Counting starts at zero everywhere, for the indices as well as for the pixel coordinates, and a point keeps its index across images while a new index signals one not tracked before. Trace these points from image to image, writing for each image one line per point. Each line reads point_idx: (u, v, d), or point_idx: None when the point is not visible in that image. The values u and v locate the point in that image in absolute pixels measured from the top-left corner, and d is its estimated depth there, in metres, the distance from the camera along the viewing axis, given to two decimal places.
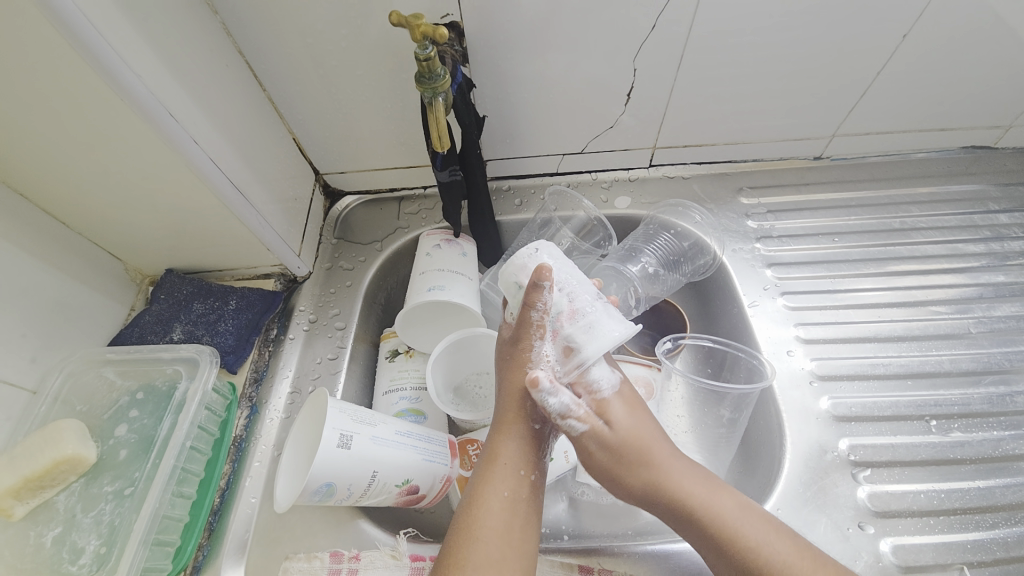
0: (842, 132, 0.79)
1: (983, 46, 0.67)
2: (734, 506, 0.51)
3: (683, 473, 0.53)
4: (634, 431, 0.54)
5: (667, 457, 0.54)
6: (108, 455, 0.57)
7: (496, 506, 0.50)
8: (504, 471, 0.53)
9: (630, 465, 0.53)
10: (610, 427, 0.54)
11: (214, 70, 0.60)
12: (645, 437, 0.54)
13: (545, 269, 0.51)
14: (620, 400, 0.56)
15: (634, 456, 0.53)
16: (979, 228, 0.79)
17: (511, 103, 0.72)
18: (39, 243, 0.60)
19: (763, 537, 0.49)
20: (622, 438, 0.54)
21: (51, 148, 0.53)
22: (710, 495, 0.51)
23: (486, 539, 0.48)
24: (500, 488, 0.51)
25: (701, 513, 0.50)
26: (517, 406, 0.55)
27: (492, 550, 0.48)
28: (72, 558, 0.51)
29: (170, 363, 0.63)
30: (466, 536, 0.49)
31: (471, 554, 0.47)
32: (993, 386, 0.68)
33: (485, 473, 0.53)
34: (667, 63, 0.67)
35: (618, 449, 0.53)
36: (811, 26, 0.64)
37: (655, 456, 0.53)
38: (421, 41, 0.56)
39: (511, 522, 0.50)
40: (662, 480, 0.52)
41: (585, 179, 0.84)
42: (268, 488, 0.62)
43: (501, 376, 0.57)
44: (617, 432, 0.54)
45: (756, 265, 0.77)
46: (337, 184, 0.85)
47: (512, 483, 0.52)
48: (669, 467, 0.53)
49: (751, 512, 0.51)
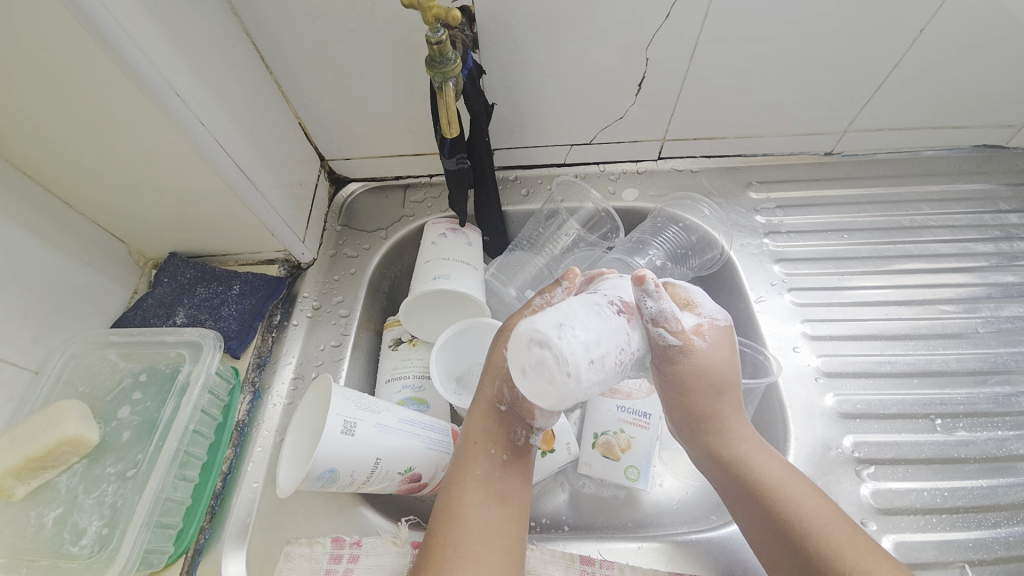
0: (854, 128, 0.78)
1: (1001, 43, 0.66)
2: (779, 468, 0.52)
3: (743, 424, 0.55)
4: (717, 360, 0.53)
5: (731, 402, 0.55)
6: (110, 437, 0.57)
7: (469, 483, 0.52)
8: (476, 451, 0.54)
9: (703, 392, 0.53)
10: (701, 348, 0.52)
11: (220, 51, 0.59)
12: (728, 375, 0.54)
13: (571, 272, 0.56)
14: (717, 337, 0.53)
15: (710, 386, 0.53)
16: (989, 228, 0.78)
17: (521, 91, 0.71)
18: (42, 223, 0.59)
19: (800, 495, 0.50)
20: (706, 360, 0.52)
21: (55, 127, 0.53)
22: (758, 449, 0.53)
23: (463, 517, 0.49)
24: (474, 467, 0.53)
25: (747, 465, 0.52)
26: (489, 388, 0.56)
27: (468, 529, 0.49)
28: (73, 539, 0.51)
29: (173, 346, 0.63)
30: (443, 517, 0.50)
31: (448, 535, 0.48)
32: (998, 386, 0.68)
33: (463, 452, 0.54)
34: (680, 54, 0.66)
35: (700, 372, 0.52)
36: (827, 18, 0.63)
37: (727, 395, 0.54)
38: (433, 24, 0.54)
39: (485, 501, 0.51)
40: (724, 419, 0.54)
41: (592, 170, 0.84)
42: (269, 473, 0.62)
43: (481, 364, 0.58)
44: (704, 355, 0.52)
45: (763, 261, 0.77)
46: (342, 170, 0.84)
47: (483, 463, 0.53)
48: (731, 411, 0.54)
49: (798, 482, 0.51)
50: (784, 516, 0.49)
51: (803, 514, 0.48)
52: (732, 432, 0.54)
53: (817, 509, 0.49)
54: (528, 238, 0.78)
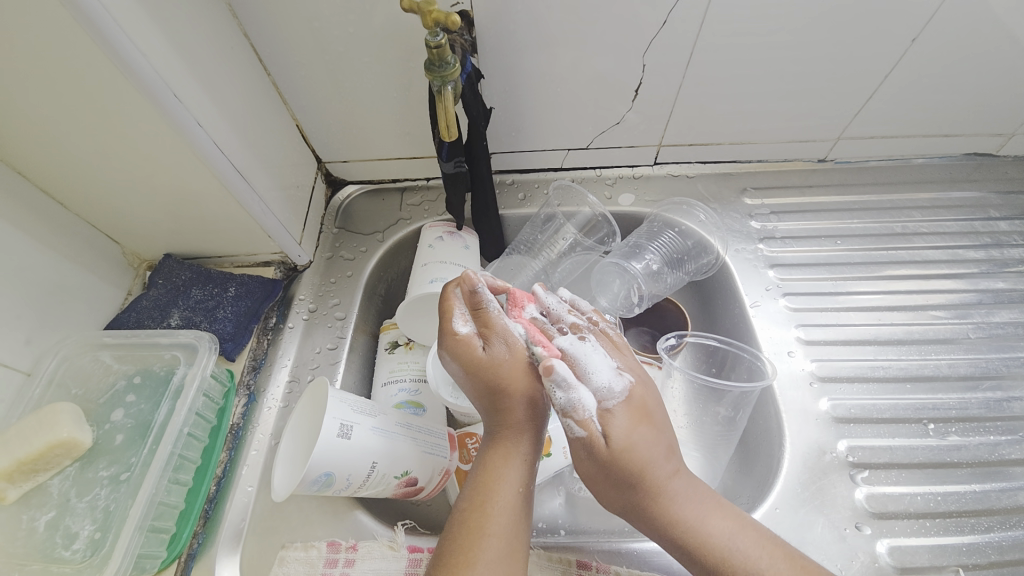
0: (847, 136, 0.79)
1: (990, 54, 0.67)
2: (728, 534, 0.48)
3: (683, 493, 0.49)
4: (632, 446, 0.48)
5: (664, 477, 0.48)
6: (103, 440, 0.56)
7: (509, 498, 0.48)
8: (513, 468, 0.50)
9: (630, 463, 0.48)
10: (608, 437, 0.49)
11: (220, 53, 0.59)
12: (643, 456, 0.48)
13: (468, 275, 0.54)
14: (625, 411, 0.50)
15: (626, 472, 0.48)
16: (980, 235, 0.79)
17: (519, 96, 0.71)
18: (36, 223, 0.59)
19: (758, 562, 0.47)
20: (618, 452, 0.48)
21: (52, 126, 0.52)
22: (701, 520, 0.48)
23: (498, 533, 0.46)
24: (512, 481, 0.49)
25: (694, 535, 0.48)
26: (521, 403, 0.52)
27: (500, 546, 0.45)
28: (65, 544, 0.51)
29: (167, 348, 0.63)
30: (472, 531, 0.46)
31: (476, 552, 0.44)
32: (990, 391, 0.68)
33: (490, 464, 0.50)
34: (676, 61, 0.67)
35: (610, 462, 0.48)
36: (822, 27, 0.64)
37: (649, 475, 0.48)
38: (432, 28, 0.55)
39: (519, 517, 0.48)
40: (655, 498, 0.48)
41: (589, 175, 0.84)
42: (264, 477, 0.62)
43: (491, 379, 0.52)
44: (613, 444, 0.48)
45: (758, 266, 0.77)
46: (339, 173, 0.84)
47: (525, 479, 0.50)
48: (663, 487, 0.48)
49: (746, 543, 0.47)
50: None
51: None
52: (666, 508, 0.49)
53: (779, 572, 0.46)
54: (525, 242, 0.78)
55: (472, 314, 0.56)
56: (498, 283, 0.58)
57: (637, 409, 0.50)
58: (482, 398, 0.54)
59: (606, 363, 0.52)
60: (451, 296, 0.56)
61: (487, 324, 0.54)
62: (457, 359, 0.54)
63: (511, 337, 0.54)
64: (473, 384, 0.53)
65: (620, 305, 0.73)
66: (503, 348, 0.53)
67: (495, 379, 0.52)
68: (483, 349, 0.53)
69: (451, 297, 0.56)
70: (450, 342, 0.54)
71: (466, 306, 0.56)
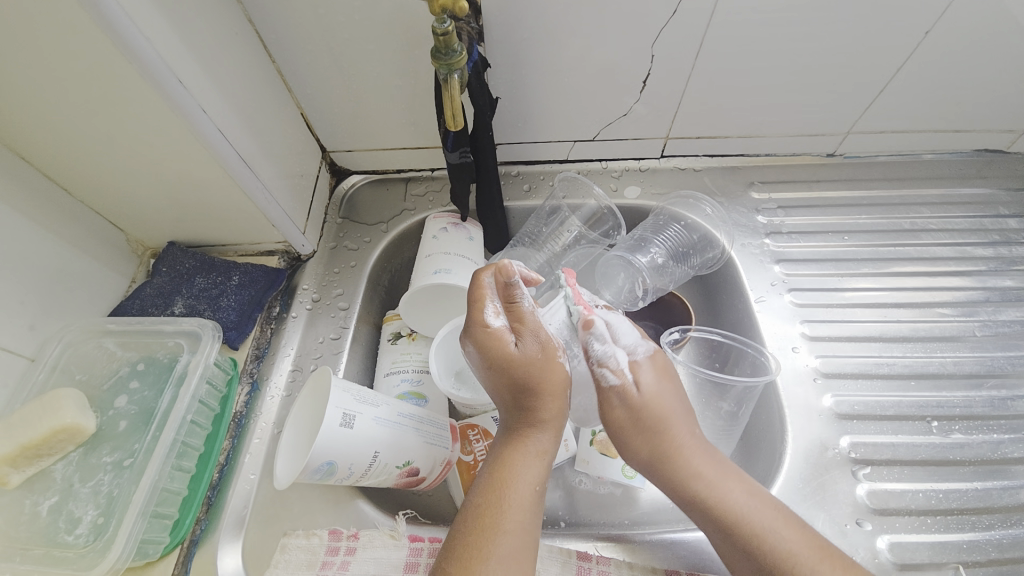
0: (857, 130, 0.78)
1: (1005, 48, 0.66)
2: (744, 497, 0.49)
3: (701, 451, 0.52)
4: (657, 395, 0.54)
5: (686, 431, 0.53)
6: (107, 426, 0.56)
7: (525, 493, 0.48)
8: (530, 465, 0.50)
9: (655, 408, 0.53)
10: (638, 387, 0.54)
11: (224, 39, 0.59)
12: (665, 406, 0.54)
13: (508, 266, 0.53)
14: (651, 365, 0.56)
15: (650, 419, 0.53)
16: (988, 232, 0.79)
17: (525, 86, 0.71)
18: (40, 208, 0.59)
19: (774, 525, 0.47)
20: (647, 399, 0.53)
21: (56, 111, 0.52)
22: (721, 480, 0.50)
23: (512, 529, 0.46)
24: (529, 478, 0.49)
25: (711, 488, 0.50)
26: (546, 399, 0.52)
27: (514, 542, 0.45)
28: (69, 528, 0.51)
29: (171, 336, 0.63)
30: (485, 526, 0.46)
31: (490, 546, 0.45)
32: (994, 390, 0.68)
33: (507, 459, 0.50)
34: (685, 52, 0.66)
35: (637, 408, 0.53)
36: (834, 18, 0.63)
37: (670, 424, 0.53)
38: (440, 14, 0.54)
39: (533, 514, 0.48)
40: (677, 451, 0.52)
41: (595, 167, 0.84)
42: (267, 465, 0.62)
43: (521, 374, 0.52)
44: (642, 393, 0.54)
45: (764, 261, 0.77)
46: (343, 162, 0.84)
47: (541, 475, 0.50)
48: (683, 441, 0.52)
49: (763, 513, 0.48)
50: (756, 545, 0.47)
51: (779, 552, 0.46)
52: (685, 462, 0.51)
53: (795, 542, 0.47)
54: (529, 234, 0.78)
55: (504, 307, 0.55)
56: (531, 276, 0.57)
57: (659, 367, 0.57)
58: (505, 393, 0.54)
59: (634, 329, 0.57)
60: (484, 286, 0.55)
61: (519, 319, 0.54)
62: (485, 351, 0.53)
63: (543, 335, 0.53)
64: (498, 378, 0.53)
65: (623, 298, 0.73)
66: (534, 345, 0.53)
67: (523, 376, 0.52)
68: (515, 345, 0.53)
69: (483, 286, 0.55)
70: (481, 334, 0.53)
71: (499, 298, 0.55)
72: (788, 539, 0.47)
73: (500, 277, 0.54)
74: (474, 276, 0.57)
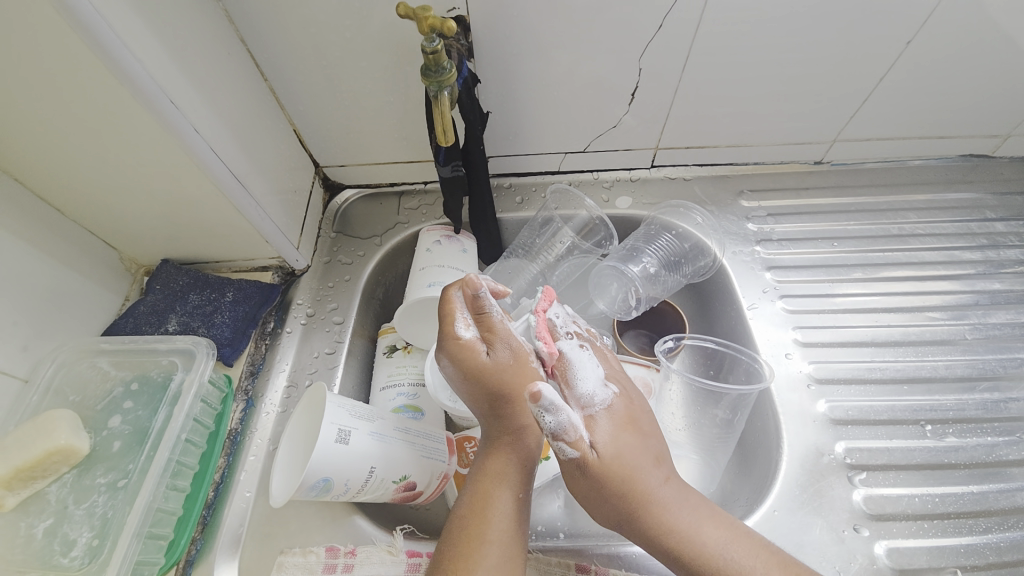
0: (843, 138, 0.79)
1: (984, 56, 0.67)
2: (722, 543, 0.47)
3: (675, 501, 0.49)
4: (618, 452, 0.49)
5: (654, 485, 0.49)
6: (101, 447, 0.56)
7: (510, 500, 0.49)
8: (514, 472, 0.50)
9: (619, 470, 0.49)
10: (595, 447, 0.49)
11: (217, 58, 0.60)
12: (631, 465, 0.49)
13: (473, 280, 0.54)
14: (608, 418, 0.51)
15: (617, 484, 0.49)
16: (976, 236, 0.80)
17: (516, 100, 0.72)
18: (33, 229, 0.59)
19: (754, 570, 0.46)
20: (607, 462, 0.49)
21: (52, 132, 0.52)
22: (696, 528, 0.48)
23: (497, 537, 0.46)
24: (513, 486, 0.50)
25: (687, 540, 0.48)
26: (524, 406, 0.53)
27: (498, 550, 0.46)
28: (63, 551, 0.51)
29: (165, 354, 0.63)
30: (470, 534, 0.46)
31: (476, 557, 0.45)
32: (987, 392, 0.68)
33: (490, 469, 0.51)
34: (672, 64, 0.67)
35: (602, 477, 0.49)
36: (816, 30, 0.64)
37: (637, 483, 0.49)
38: (428, 33, 0.55)
39: (518, 521, 0.48)
40: (648, 509, 0.48)
41: (586, 178, 0.84)
42: (262, 482, 0.62)
43: (500, 381, 0.53)
44: (601, 454, 0.49)
45: (755, 268, 0.77)
46: (337, 177, 0.84)
47: (525, 484, 0.50)
48: (654, 495, 0.49)
49: (743, 554, 0.47)
50: None
51: None
52: (657, 518, 0.48)
53: None
54: (523, 245, 0.78)
55: (475, 319, 0.56)
56: (499, 288, 0.59)
57: (621, 417, 0.52)
58: (483, 403, 0.54)
59: (594, 371, 0.54)
60: (454, 301, 0.56)
61: (490, 329, 0.55)
62: (460, 364, 0.54)
63: (513, 342, 0.55)
64: (474, 389, 0.54)
65: (617, 307, 0.73)
66: (506, 352, 0.55)
67: (501, 383, 0.53)
68: (487, 354, 0.54)
69: (453, 301, 0.56)
70: (453, 347, 0.54)
71: (469, 311, 0.56)
72: None
73: (467, 292, 0.55)
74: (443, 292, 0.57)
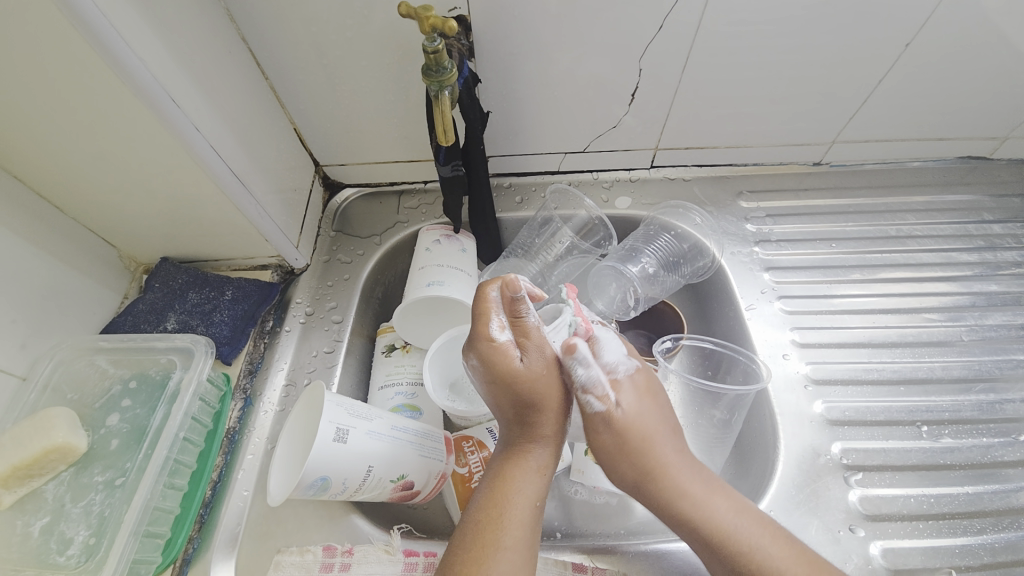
0: (841, 139, 0.79)
1: (983, 58, 0.67)
2: (732, 513, 0.50)
3: (687, 470, 0.52)
4: (638, 415, 0.53)
5: (669, 452, 0.53)
6: (99, 445, 0.56)
7: (526, 505, 0.49)
8: (530, 476, 0.51)
9: (637, 430, 0.53)
10: (620, 407, 0.53)
11: (218, 57, 0.60)
12: (649, 428, 0.53)
13: (513, 282, 0.52)
14: (631, 385, 0.55)
15: (634, 444, 0.52)
16: (973, 238, 0.80)
17: (516, 100, 0.72)
18: (31, 226, 0.59)
19: (762, 542, 0.48)
20: (629, 420, 0.53)
21: (50, 130, 0.52)
22: (707, 497, 0.51)
23: (511, 539, 0.47)
24: (529, 491, 0.50)
25: (698, 507, 0.50)
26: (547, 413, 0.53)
27: (512, 552, 0.46)
28: (60, 549, 0.51)
29: (163, 352, 0.62)
30: (484, 534, 0.47)
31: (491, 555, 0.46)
32: (983, 394, 0.69)
33: (507, 471, 0.51)
34: (672, 65, 0.67)
35: (621, 436, 0.53)
36: (816, 32, 0.64)
37: (654, 447, 0.52)
38: (429, 33, 0.55)
39: (532, 523, 0.49)
40: (664, 473, 0.52)
41: (586, 178, 0.84)
42: (260, 481, 0.62)
43: (528, 390, 0.52)
44: (624, 413, 0.53)
45: (754, 269, 0.78)
46: (336, 176, 0.84)
47: (541, 489, 0.51)
48: (669, 462, 0.52)
49: (752, 526, 0.49)
50: (743, 561, 0.48)
51: (766, 565, 0.47)
52: (671, 483, 0.51)
53: (784, 556, 0.47)
54: (522, 245, 0.78)
55: (510, 321, 0.53)
56: (535, 291, 0.58)
57: (643, 386, 0.55)
58: (507, 407, 0.53)
59: (619, 345, 0.55)
60: (489, 300, 0.53)
61: (524, 334, 0.53)
62: (491, 368, 0.52)
63: (548, 350, 0.53)
64: (501, 393, 0.52)
65: (615, 308, 0.73)
66: (539, 359, 0.52)
67: (528, 392, 0.52)
68: (520, 360, 0.52)
69: (489, 300, 0.53)
70: (487, 349, 0.52)
71: (505, 313, 0.53)
72: (775, 556, 0.47)
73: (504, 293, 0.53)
74: (479, 288, 0.55)
